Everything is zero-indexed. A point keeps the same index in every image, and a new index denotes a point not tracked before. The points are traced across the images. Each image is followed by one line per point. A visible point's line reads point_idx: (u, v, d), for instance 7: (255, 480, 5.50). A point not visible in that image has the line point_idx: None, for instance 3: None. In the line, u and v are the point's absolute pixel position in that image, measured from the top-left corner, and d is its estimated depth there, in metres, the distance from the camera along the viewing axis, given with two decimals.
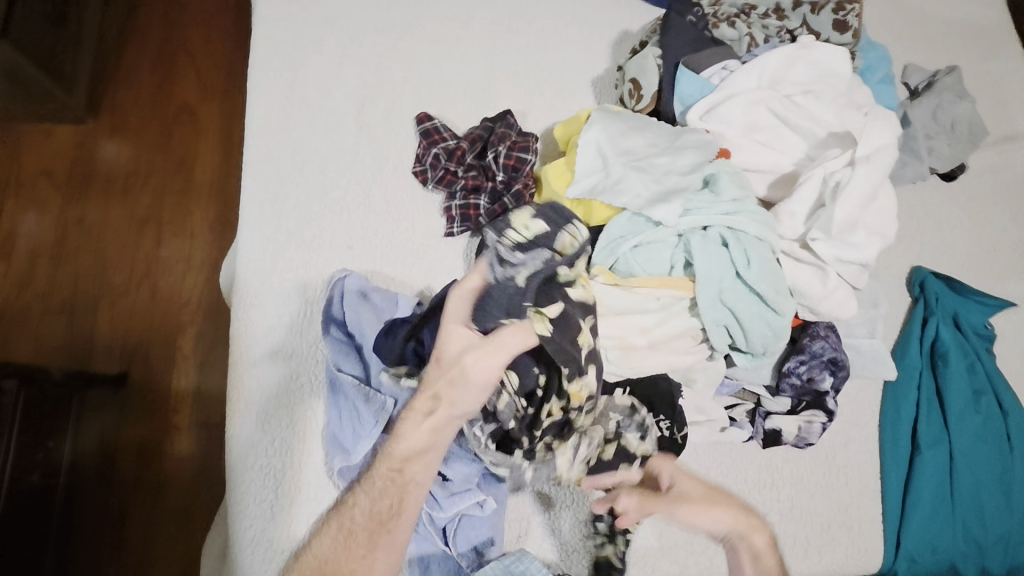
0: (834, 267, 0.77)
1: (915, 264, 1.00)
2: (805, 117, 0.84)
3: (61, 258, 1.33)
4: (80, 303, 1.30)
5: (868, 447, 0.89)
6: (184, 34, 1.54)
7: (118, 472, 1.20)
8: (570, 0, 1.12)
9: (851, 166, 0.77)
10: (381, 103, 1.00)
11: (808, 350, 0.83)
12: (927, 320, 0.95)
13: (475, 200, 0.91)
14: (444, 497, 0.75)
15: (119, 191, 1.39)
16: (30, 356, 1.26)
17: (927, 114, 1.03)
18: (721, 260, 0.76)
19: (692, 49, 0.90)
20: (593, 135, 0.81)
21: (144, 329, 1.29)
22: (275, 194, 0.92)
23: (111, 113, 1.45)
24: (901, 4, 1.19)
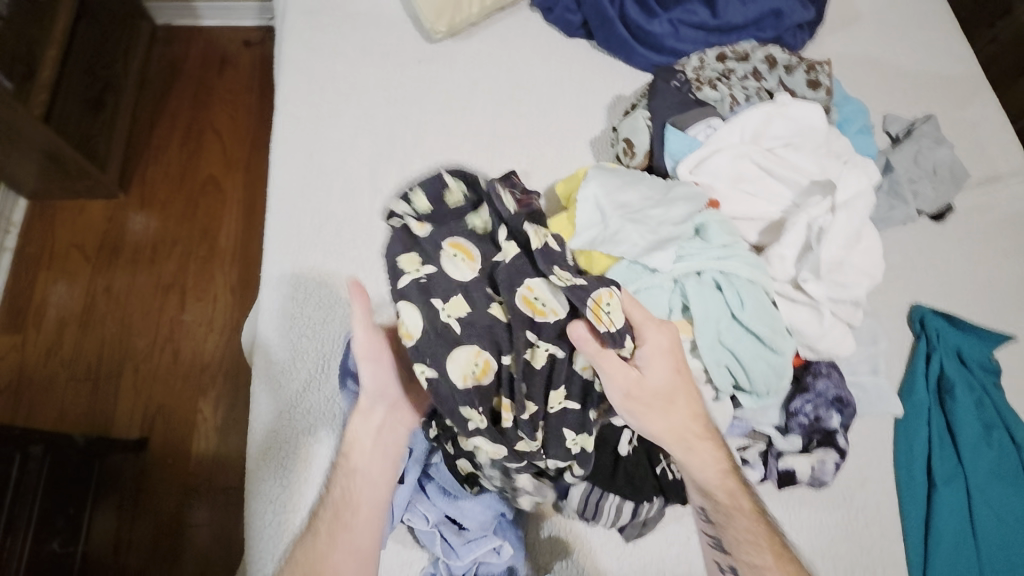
0: (829, 306, 0.81)
1: (913, 301, 1.02)
2: (788, 168, 0.90)
3: (88, 324, 1.39)
4: (104, 368, 1.35)
5: (886, 487, 0.88)
6: (210, 114, 1.67)
7: (136, 537, 1.20)
8: (566, 70, 1.21)
9: (833, 212, 0.81)
10: (393, 169, 1.08)
11: (813, 388, 0.85)
12: (930, 355, 0.96)
13: None
14: (460, 544, 0.76)
15: (146, 259, 1.47)
16: (54, 422, 1.30)
17: (908, 160, 1.09)
18: (717, 302, 0.80)
19: (678, 111, 0.97)
20: (591, 190, 0.87)
21: (165, 391, 1.33)
22: (294, 256, 0.98)
23: (140, 188, 1.56)
24: (875, 61, 1.27)
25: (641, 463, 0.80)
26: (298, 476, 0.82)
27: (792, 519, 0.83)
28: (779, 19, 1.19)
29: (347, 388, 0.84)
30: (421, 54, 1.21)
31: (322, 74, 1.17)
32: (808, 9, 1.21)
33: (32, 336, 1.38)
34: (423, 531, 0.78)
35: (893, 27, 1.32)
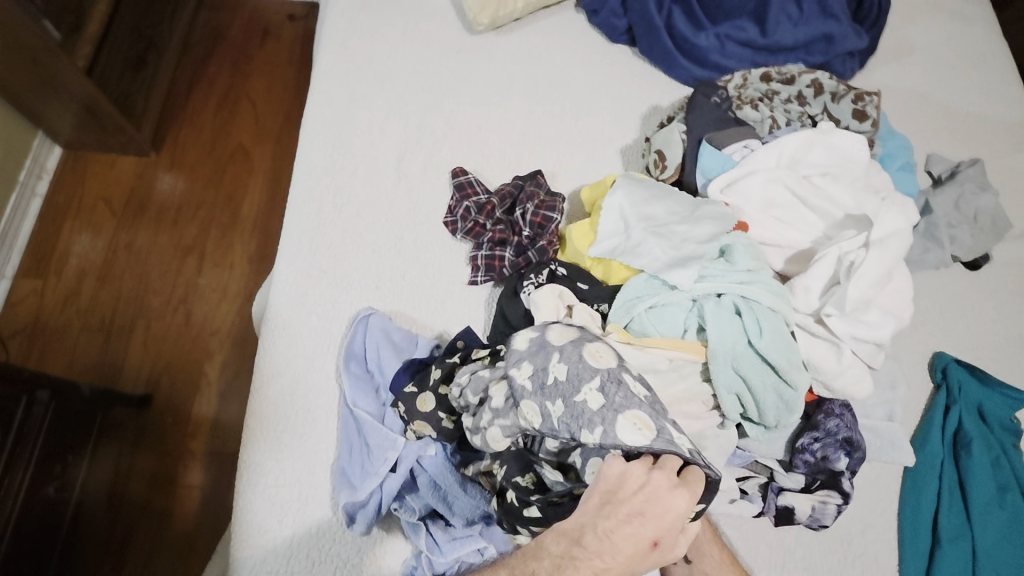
0: (849, 344, 0.78)
1: (937, 349, 0.99)
2: (824, 198, 0.86)
3: (106, 277, 1.41)
4: (117, 322, 1.37)
5: (887, 537, 0.85)
6: (247, 83, 1.68)
7: (128, 494, 1.21)
8: (606, 75, 1.19)
9: (866, 248, 0.79)
10: (421, 157, 1.07)
11: (822, 427, 0.82)
12: (949, 408, 0.93)
13: (501, 251, 0.95)
14: (445, 541, 0.75)
15: (169, 220, 1.48)
16: (62, 369, 1.32)
17: (948, 203, 1.06)
18: (734, 327, 0.77)
19: (715, 127, 0.95)
20: (617, 200, 0.86)
21: (174, 352, 1.35)
22: (313, 232, 0.98)
23: (172, 149, 1.57)
24: (925, 98, 1.23)
25: None
26: (293, 452, 0.81)
27: (787, 559, 0.80)
28: (830, 44, 1.16)
29: (349, 371, 0.85)
30: (462, 45, 1.20)
31: (361, 54, 1.17)
32: (861, 38, 1.17)
33: (51, 283, 1.40)
34: (408, 523, 0.77)
35: (949, 64, 1.28)
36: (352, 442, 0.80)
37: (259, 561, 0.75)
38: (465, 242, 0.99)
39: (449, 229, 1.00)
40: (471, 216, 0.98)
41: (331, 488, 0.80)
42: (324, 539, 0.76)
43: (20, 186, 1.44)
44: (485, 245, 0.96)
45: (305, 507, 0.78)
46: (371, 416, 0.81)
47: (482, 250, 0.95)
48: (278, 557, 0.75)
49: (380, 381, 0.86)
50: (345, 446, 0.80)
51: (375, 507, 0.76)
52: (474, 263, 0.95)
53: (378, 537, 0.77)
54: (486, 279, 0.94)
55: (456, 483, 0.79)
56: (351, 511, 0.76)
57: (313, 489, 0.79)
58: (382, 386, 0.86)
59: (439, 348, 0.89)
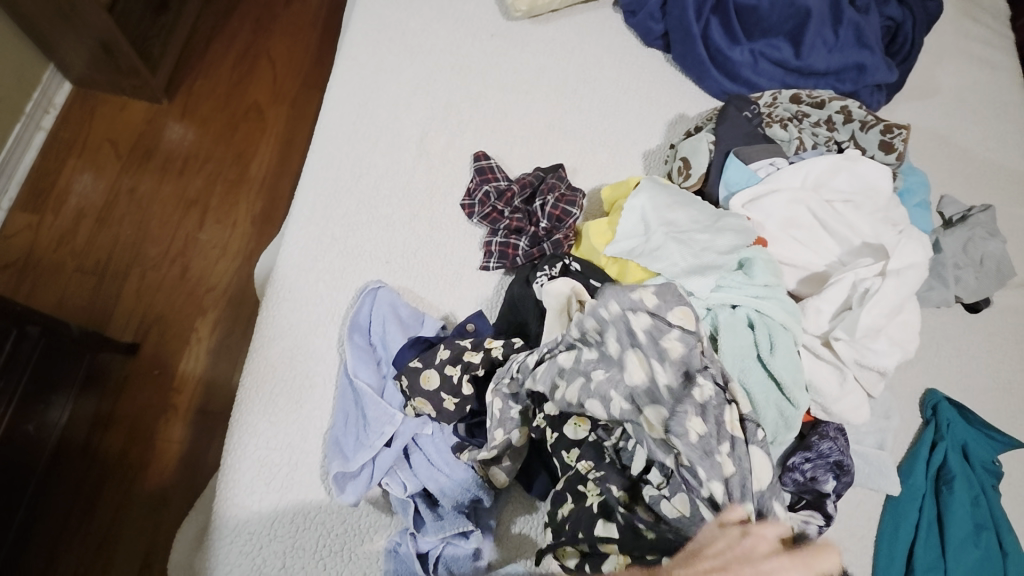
0: (852, 370, 0.79)
1: (929, 386, 1.01)
2: (843, 223, 0.87)
3: (105, 221, 1.38)
4: (111, 267, 1.34)
5: (863, 562, 0.86)
6: (270, 41, 1.65)
7: (106, 442, 1.19)
8: (636, 77, 1.19)
9: (882, 277, 0.80)
10: (444, 136, 1.06)
11: (815, 448, 0.83)
12: (936, 444, 0.94)
13: (515, 240, 0.94)
14: (432, 520, 0.74)
15: (176, 170, 1.46)
16: (50, 308, 1.29)
17: (957, 244, 1.07)
18: (746, 340, 0.78)
19: (743, 142, 0.95)
20: (639, 202, 0.88)
21: (167, 304, 1.32)
22: (328, 198, 0.97)
23: (185, 99, 1.54)
24: (945, 139, 1.25)
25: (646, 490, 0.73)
26: (287, 416, 0.80)
27: None
28: (861, 73, 1.17)
29: (353, 341, 0.84)
30: (496, 29, 1.19)
31: (393, 26, 1.15)
32: (891, 71, 1.18)
33: (48, 220, 1.37)
34: (397, 498, 0.76)
35: (971, 109, 1.29)
36: (348, 413, 0.80)
37: (242, 521, 0.74)
38: (481, 226, 0.98)
39: (465, 212, 0.99)
40: (490, 201, 0.98)
41: (322, 456, 0.79)
42: (311, 506, 0.76)
43: (25, 117, 1.41)
44: (500, 232, 0.95)
45: (294, 471, 0.77)
46: (371, 388, 0.80)
47: (497, 236, 0.95)
48: (262, 519, 0.74)
49: (383, 355, 0.85)
50: (341, 416, 0.80)
51: (366, 481, 0.75)
52: (488, 249, 0.94)
53: (366, 509, 0.77)
54: (498, 266, 0.94)
55: (452, 468, 0.78)
56: (341, 481, 0.75)
57: (304, 455, 0.79)
58: (385, 360, 0.85)
59: (444, 329, 0.88)
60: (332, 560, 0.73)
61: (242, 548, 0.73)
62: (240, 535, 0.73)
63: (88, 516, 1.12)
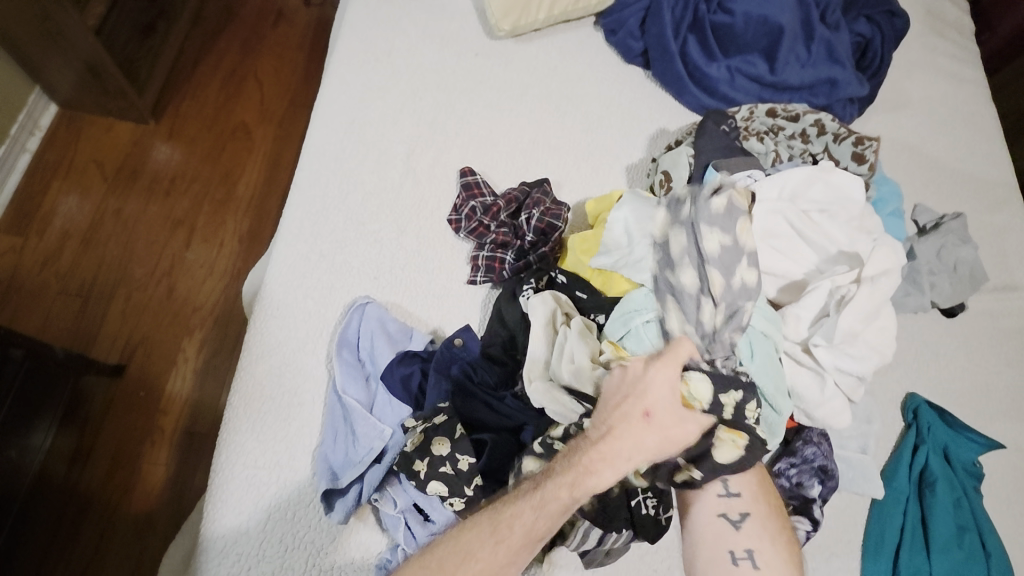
0: (832, 375, 0.80)
1: (909, 390, 1.03)
2: (820, 233, 0.90)
3: (90, 242, 1.38)
4: (97, 289, 1.33)
5: (851, 567, 0.87)
6: (257, 62, 1.67)
7: (90, 464, 1.17)
8: (618, 94, 1.22)
9: (858, 284, 0.82)
10: (430, 153, 1.08)
11: (800, 454, 0.84)
12: (918, 447, 0.96)
13: (502, 254, 0.95)
14: (423, 535, 0.75)
15: (162, 190, 1.46)
16: (33, 331, 1.27)
17: (931, 251, 1.10)
18: (728, 348, 0.80)
19: (722, 155, 0.98)
20: (622, 214, 0.89)
21: (153, 324, 1.32)
22: (316, 216, 0.98)
23: (172, 120, 1.55)
24: (918, 150, 1.29)
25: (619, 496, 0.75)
26: (276, 434, 0.80)
27: None
28: (834, 88, 1.21)
29: (342, 358, 0.84)
30: (480, 48, 1.22)
31: (379, 46, 1.17)
32: (862, 85, 1.22)
33: (32, 242, 1.36)
34: (388, 515, 0.76)
35: (941, 121, 1.34)
36: (336, 430, 0.80)
37: (230, 542, 0.73)
38: (468, 241, 0.99)
39: (452, 227, 1.00)
40: (476, 216, 0.99)
41: (310, 474, 0.79)
42: (299, 524, 0.75)
43: (10, 139, 1.41)
44: (487, 246, 0.96)
45: (282, 489, 0.77)
46: (360, 404, 0.81)
47: (484, 251, 0.96)
48: (250, 539, 0.74)
49: (371, 370, 0.86)
50: (330, 433, 0.80)
51: (354, 499, 0.75)
52: (475, 263, 0.96)
53: (355, 526, 0.76)
54: (485, 280, 0.95)
55: None
56: (330, 498, 0.76)
57: (294, 472, 0.78)
58: (373, 375, 0.86)
59: (433, 343, 0.89)
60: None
61: (230, 568, 0.72)
62: (228, 556, 0.73)
63: (71, 542, 1.10)
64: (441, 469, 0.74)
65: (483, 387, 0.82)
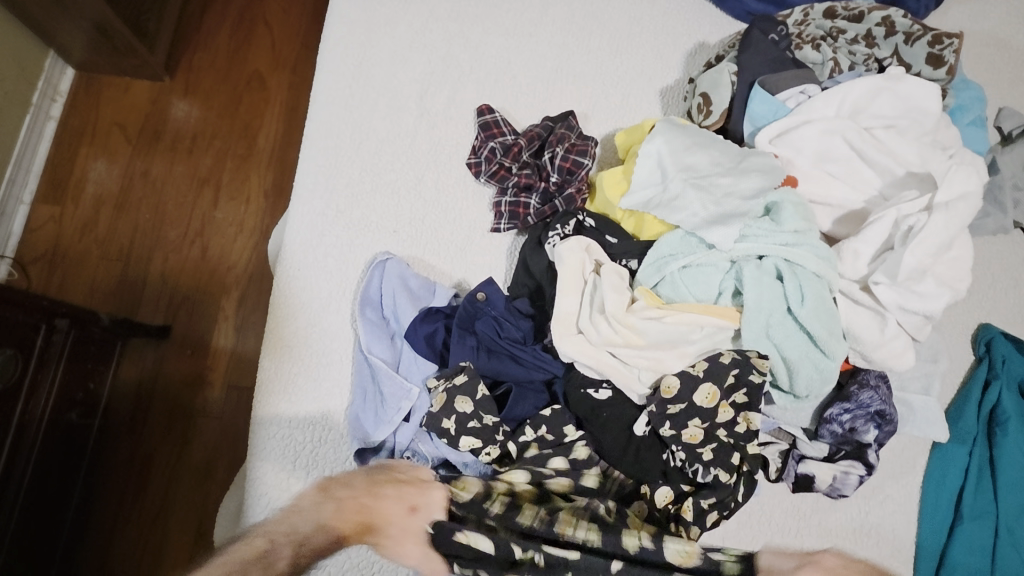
0: (895, 314, 0.73)
1: (983, 321, 0.94)
2: (884, 152, 0.79)
3: (124, 206, 1.39)
4: (135, 252, 1.36)
5: (907, 508, 0.83)
6: (265, 4, 1.58)
7: (151, 417, 1.24)
8: (650, 5, 1.08)
9: (928, 212, 0.72)
10: (444, 91, 1.00)
11: (855, 399, 0.78)
12: (988, 383, 0.88)
13: (526, 198, 0.89)
14: None
15: (185, 149, 1.44)
16: (82, 298, 1.32)
17: (1017, 163, 0.96)
18: (773, 292, 0.73)
19: (771, 69, 0.86)
20: (655, 146, 0.80)
21: (192, 285, 1.34)
22: (329, 168, 0.93)
23: (186, 75, 1.51)
24: (1007, 43, 1.10)
25: (654, 447, 0.75)
26: (307, 393, 0.80)
27: (800, 524, 0.79)
28: None
29: (365, 317, 0.82)
30: None
31: None
32: None
33: (69, 211, 1.39)
34: None
35: None
36: (365, 388, 0.79)
37: (273, 499, 0.75)
38: (489, 186, 0.93)
39: (472, 171, 0.94)
40: (497, 157, 0.92)
41: (343, 432, 0.79)
42: None
43: (33, 108, 1.41)
44: (510, 190, 0.90)
45: (320, 447, 0.78)
46: (387, 364, 0.80)
47: (506, 196, 0.90)
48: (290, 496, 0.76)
49: (396, 328, 0.84)
50: (359, 393, 0.79)
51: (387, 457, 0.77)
52: (498, 210, 0.90)
53: None
54: (510, 226, 0.89)
55: None
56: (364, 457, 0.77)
57: (328, 431, 0.79)
58: (398, 333, 0.84)
59: (457, 297, 0.86)
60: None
61: None
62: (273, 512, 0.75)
63: (143, 490, 1.19)
64: (469, 425, 0.73)
65: (510, 341, 0.80)
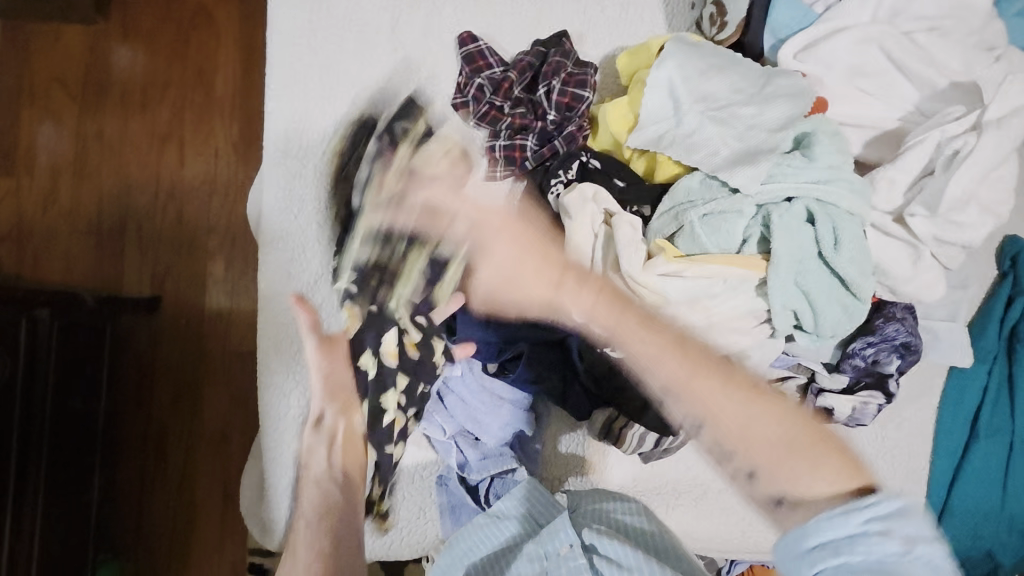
0: (929, 247, 0.68)
1: (1009, 233, 0.89)
2: (924, 61, 0.71)
3: (83, 173, 1.23)
4: (106, 224, 1.23)
5: (923, 429, 0.85)
6: None
7: (155, 394, 1.17)
8: None
9: (978, 132, 0.66)
10: (417, 17, 0.84)
11: (880, 332, 0.76)
12: (1012, 299, 0.85)
13: (522, 140, 0.80)
14: (477, 458, 0.77)
15: (138, 104, 1.25)
16: (59, 280, 1.21)
17: None
18: (803, 237, 0.67)
19: None
20: (666, 72, 0.71)
21: (172, 254, 1.22)
22: (300, 124, 0.80)
23: (122, 13, 1.26)
24: None
25: None
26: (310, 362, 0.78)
27: None
28: None
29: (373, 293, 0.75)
30: None
31: None
32: None
33: (24, 182, 1.22)
34: (438, 440, 0.78)
35: None
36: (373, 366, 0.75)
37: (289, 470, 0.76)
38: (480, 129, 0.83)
39: (460, 113, 0.83)
40: (486, 96, 0.82)
41: None
42: None
43: None
44: (503, 133, 0.81)
45: None
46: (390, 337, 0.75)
47: (500, 139, 0.80)
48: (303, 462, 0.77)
49: None
50: None
51: (404, 429, 0.75)
52: (491, 155, 0.80)
53: (410, 449, 0.79)
54: (507, 173, 0.80)
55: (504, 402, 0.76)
56: None
57: None
58: None
59: None
60: (398, 544, 0.78)
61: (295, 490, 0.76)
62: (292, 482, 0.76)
63: (162, 465, 1.15)
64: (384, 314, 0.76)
65: None
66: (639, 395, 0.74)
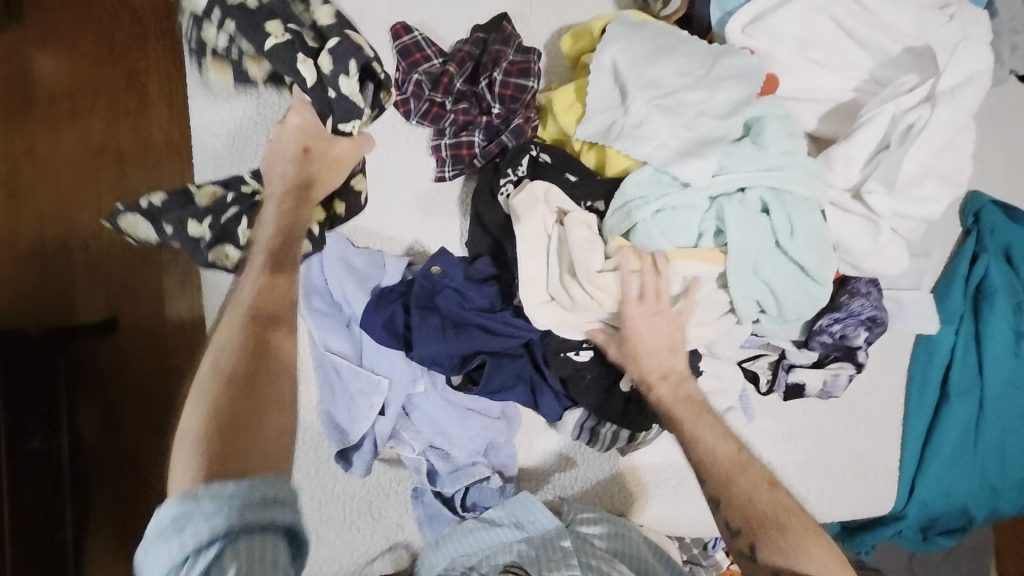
0: (888, 221, 0.66)
1: (973, 188, 0.87)
2: (876, 27, 0.68)
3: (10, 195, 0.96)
4: (51, 254, 0.99)
5: (892, 394, 0.86)
6: None
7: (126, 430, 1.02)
8: None
9: (932, 103, 0.64)
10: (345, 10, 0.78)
11: (846, 308, 0.74)
12: (977, 257, 0.84)
13: (468, 137, 0.75)
14: (449, 471, 0.75)
15: (68, 114, 0.97)
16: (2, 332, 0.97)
17: None
18: (761, 228, 0.65)
19: None
20: (609, 57, 0.67)
21: (127, 272, 1.01)
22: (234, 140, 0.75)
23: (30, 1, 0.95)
24: None
25: (644, 396, 0.74)
26: None
27: (794, 430, 0.84)
28: None
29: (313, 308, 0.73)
30: None
31: None
32: None
33: None
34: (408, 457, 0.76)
35: None
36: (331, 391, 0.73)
37: None
38: (423, 126, 0.78)
39: (401, 111, 0.77)
40: (425, 93, 0.75)
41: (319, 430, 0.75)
42: (328, 479, 0.75)
43: None
44: (447, 130, 0.76)
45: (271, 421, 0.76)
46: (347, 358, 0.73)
47: (445, 138, 0.76)
48: None
49: (351, 313, 0.74)
50: (327, 390, 0.73)
51: (370, 451, 0.74)
52: (438, 155, 0.77)
53: (382, 467, 0.77)
54: (456, 172, 0.77)
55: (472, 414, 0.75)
56: (346, 456, 0.74)
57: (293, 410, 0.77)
58: (354, 319, 0.75)
59: (411, 267, 0.76)
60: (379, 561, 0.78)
61: None
62: None
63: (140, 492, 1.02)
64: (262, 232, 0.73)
65: (477, 312, 0.73)
66: (609, 393, 0.73)
